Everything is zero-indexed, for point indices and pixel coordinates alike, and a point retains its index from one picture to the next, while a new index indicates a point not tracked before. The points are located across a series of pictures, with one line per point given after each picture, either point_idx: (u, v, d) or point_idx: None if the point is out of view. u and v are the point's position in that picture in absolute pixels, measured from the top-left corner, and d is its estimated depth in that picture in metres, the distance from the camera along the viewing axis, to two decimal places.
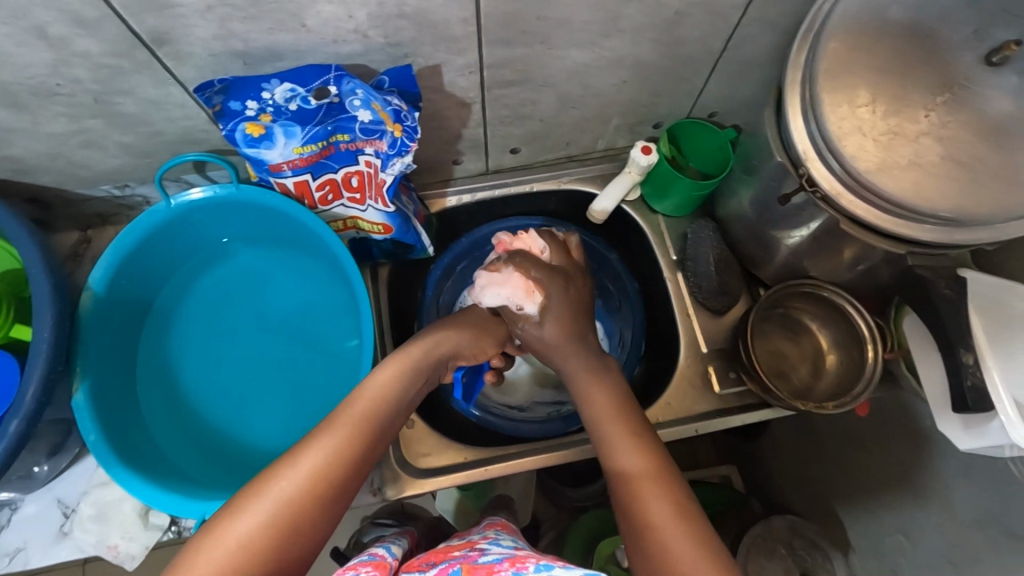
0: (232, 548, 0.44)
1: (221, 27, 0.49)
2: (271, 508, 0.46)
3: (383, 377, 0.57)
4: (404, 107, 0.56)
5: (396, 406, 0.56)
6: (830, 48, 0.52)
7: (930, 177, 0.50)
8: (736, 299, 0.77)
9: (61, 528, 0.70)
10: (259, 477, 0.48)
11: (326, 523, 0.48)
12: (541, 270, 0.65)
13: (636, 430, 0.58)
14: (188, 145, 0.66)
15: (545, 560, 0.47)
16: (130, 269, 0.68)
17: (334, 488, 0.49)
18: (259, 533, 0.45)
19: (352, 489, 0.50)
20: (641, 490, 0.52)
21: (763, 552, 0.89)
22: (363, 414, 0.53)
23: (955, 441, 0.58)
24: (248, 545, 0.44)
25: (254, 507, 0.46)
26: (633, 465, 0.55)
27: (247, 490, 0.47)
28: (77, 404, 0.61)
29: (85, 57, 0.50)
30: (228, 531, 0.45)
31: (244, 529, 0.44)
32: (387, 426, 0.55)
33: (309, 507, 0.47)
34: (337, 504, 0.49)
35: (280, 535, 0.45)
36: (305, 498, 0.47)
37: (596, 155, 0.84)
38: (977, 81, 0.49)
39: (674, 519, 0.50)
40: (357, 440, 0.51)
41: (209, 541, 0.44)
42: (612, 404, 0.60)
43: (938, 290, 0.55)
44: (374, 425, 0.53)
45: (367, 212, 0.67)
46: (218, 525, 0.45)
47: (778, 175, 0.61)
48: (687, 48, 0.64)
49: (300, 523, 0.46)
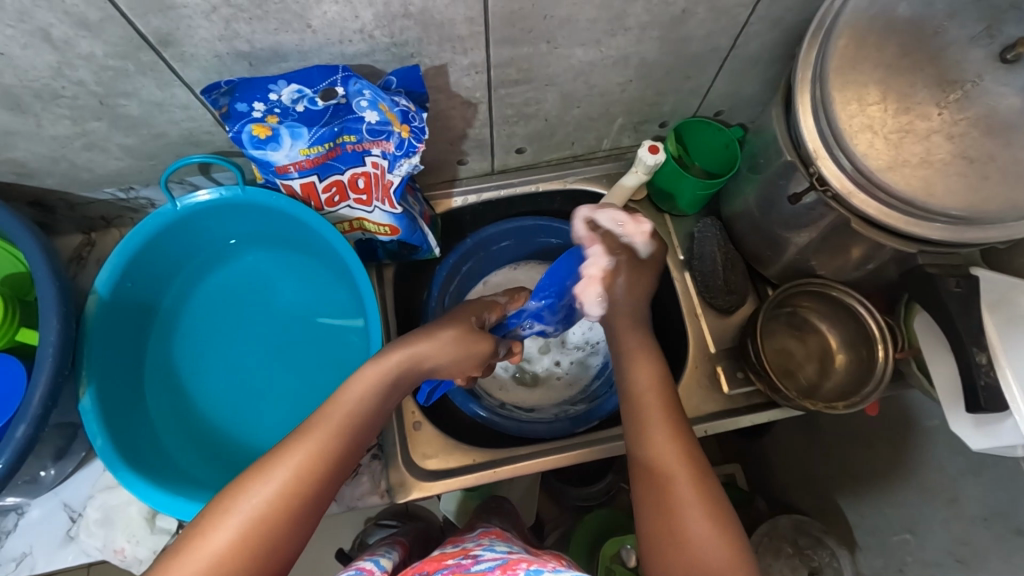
0: (204, 564, 0.43)
1: (226, 27, 0.49)
2: (241, 522, 0.45)
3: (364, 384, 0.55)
4: (412, 107, 0.56)
5: (376, 412, 0.54)
6: (840, 44, 0.52)
7: (941, 174, 0.50)
8: (743, 298, 0.77)
9: (68, 533, 0.70)
10: (233, 486, 0.47)
11: (301, 535, 0.48)
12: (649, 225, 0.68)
13: (671, 420, 0.55)
14: (192, 146, 0.66)
15: (536, 565, 0.47)
16: (136, 271, 0.68)
17: (307, 501, 0.48)
18: (231, 548, 0.44)
19: (328, 498, 0.49)
20: (670, 480, 0.51)
21: (771, 551, 0.90)
22: (340, 423, 0.52)
23: (965, 439, 0.57)
24: (219, 559, 0.44)
25: (227, 518, 0.45)
26: (665, 456, 0.52)
27: (220, 501, 0.46)
28: (83, 409, 0.61)
29: (88, 59, 0.50)
30: (201, 543, 0.44)
31: (218, 543, 0.44)
32: (368, 431, 0.53)
33: (280, 520, 0.46)
34: (311, 517, 0.48)
35: (253, 547, 0.45)
36: (278, 511, 0.46)
37: (602, 154, 0.84)
38: (988, 79, 0.49)
39: (702, 512, 0.49)
40: (334, 449, 0.50)
41: (182, 553, 0.44)
42: (657, 394, 0.57)
43: (947, 289, 0.55)
44: (352, 432, 0.52)
45: (374, 213, 0.67)
46: (191, 537, 0.45)
47: (785, 173, 0.61)
48: (693, 46, 0.63)
49: (271, 538, 0.46)
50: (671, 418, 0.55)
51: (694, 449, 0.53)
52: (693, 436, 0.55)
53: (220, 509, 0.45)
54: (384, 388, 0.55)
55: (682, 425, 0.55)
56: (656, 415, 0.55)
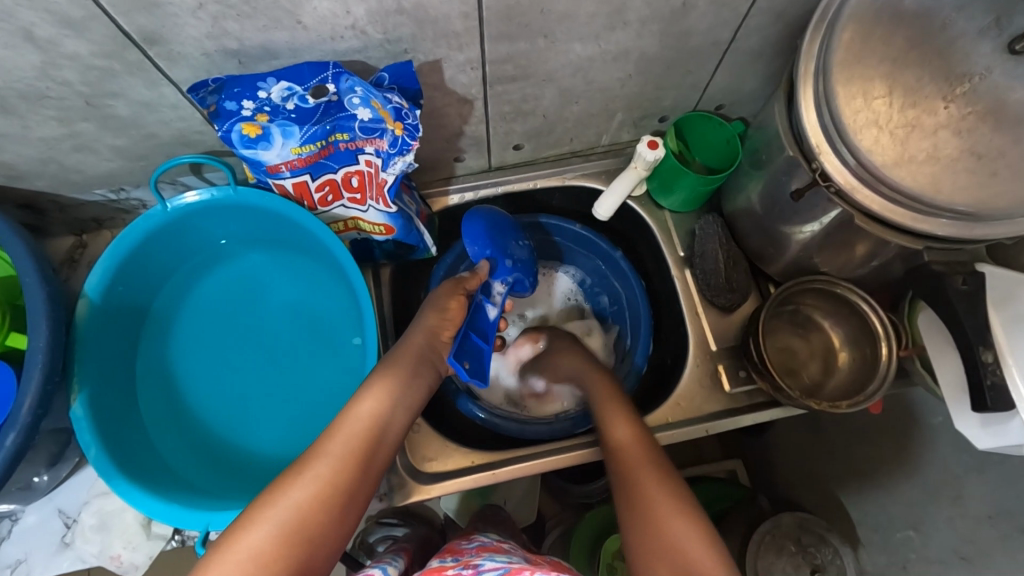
0: (244, 556, 0.44)
1: (214, 25, 0.47)
2: (282, 515, 0.47)
3: (379, 389, 0.57)
4: (405, 105, 0.55)
5: (400, 408, 0.57)
6: (844, 38, 0.50)
7: (950, 170, 0.48)
8: (746, 296, 0.75)
9: (62, 539, 0.69)
10: (271, 487, 0.49)
11: (341, 529, 0.49)
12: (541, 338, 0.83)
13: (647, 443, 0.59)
14: (183, 147, 0.64)
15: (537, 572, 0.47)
16: (127, 273, 0.66)
17: (344, 491, 0.50)
18: (270, 540, 0.45)
19: (363, 491, 0.51)
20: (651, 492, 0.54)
21: (773, 549, 0.82)
22: (365, 420, 0.55)
23: (972, 439, 0.57)
24: (259, 554, 0.44)
25: (266, 513, 0.47)
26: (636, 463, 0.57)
27: (260, 497, 0.48)
28: (76, 417, 0.60)
29: (73, 59, 0.49)
30: (240, 537, 0.45)
31: (255, 538, 0.45)
32: (392, 429, 0.56)
33: (320, 515, 0.48)
34: (348, 509, 0.49)
35: (294, 543, 0.46)
36: (317, 506, 0.48)
37: (600, 151, 0.82)
38: (997, 72, 0.48)
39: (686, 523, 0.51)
40: (359, 449, 0.52)
41: (221, 548, 0.45)
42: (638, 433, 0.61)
43: (954, 286, 0.54)
44: (380, 426, 0.55)
45: (368, 212, 0.66)
46: (231, 533, 0.46)
47: (788, 169, 0.59)
48: (695, 40, 0.62)
49: (312, 531, 0.47)
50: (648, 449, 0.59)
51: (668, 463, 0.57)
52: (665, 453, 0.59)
53: (261, 503, 0.47)
54: (400, 389, 0.58)
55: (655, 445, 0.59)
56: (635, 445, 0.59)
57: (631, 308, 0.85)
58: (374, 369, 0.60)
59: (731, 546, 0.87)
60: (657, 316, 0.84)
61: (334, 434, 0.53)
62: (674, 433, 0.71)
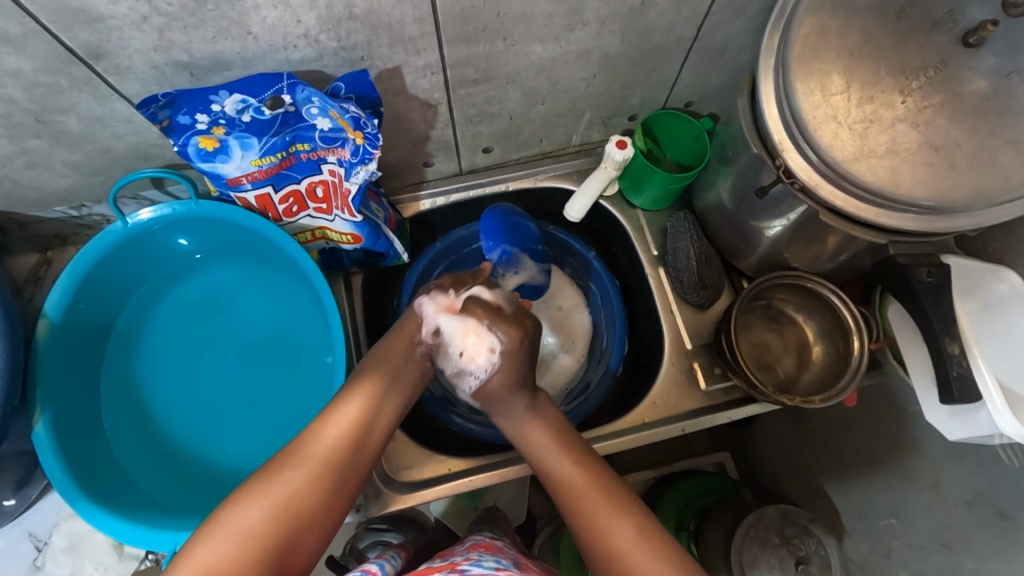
0: (238, 533, 0.48)
1: (160, 38, 0.46)
2: (277, 497, 0.51)
3: (367, 386, 0.60)
4: (363, 113, 0.54)
5: (390, 401, 0.61)
6: (802, 33, 0.50)
7: (909, 164, 0.48)
8: (717, 291, 0.75)
9: (34, 562, 0.70)
10: (265, 471, 0.53)
11: (331, 511, 0.53)
12: (499, 321, 0.63)
13: (575, 448, 0.61)
14: (143, 161, 0.63)
15: None
16: (87, 290, 0.65)
17: (335, 478, 0.54)
18: (263, 518, 0.49)
19: (353, 480, 0.56)
20: (590, 506, 0.56)
21: (757, 542, 0.81)
22: (356, 414, 0.58)
23: (942, 430, 0.57)
24: (252, 531, 0.49)
25: (260, 496, 0.51)
26: (576, 480, 0.58)
27: (255, 481, 0.52)
28: (38, 438, 0.60)
29: (17, 75, 0.48)
30: (235, 517, 0.49)
31: (248, 517, 0.49)
32: (381, 421, 0.60)
33: (312, 497, 0.52)
34: (338, 493, 0.54)
35: (281, 532, 0.50)
36: (310, 489, 0.52)
37: (572, 150, 0.82)
38: (952, 64, 0.48)
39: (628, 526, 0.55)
40: (350, 441, 0.56)
41: (215, 526, 0.49)
42: (585, 469, 0.59)
43: (918, 278, 0.55)
44: (369, 419, 0.59)
45: (335, 221, 0.65)
46: (220, 516, 0.50)
47: (754, 166, 0.59)
48: (655, 38, 0.62)
49: (303, 512, 0.52)
50: (598, 481, 0.58)
51: (599, 465, 0.60)
52: (593, 455, 0.61)
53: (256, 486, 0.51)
54: (391, 382, 0.62)
55: (583, 448, 0.61)
56: (564, 456, 0.60)
57: (606, 311, 0.83)
58: (368, 362, 0.63)
59: (716, 541, 0.86)
60: (634, 314, 0.84)
61: (324, 430, 0.56)
62: (651, 433, 0.72)
